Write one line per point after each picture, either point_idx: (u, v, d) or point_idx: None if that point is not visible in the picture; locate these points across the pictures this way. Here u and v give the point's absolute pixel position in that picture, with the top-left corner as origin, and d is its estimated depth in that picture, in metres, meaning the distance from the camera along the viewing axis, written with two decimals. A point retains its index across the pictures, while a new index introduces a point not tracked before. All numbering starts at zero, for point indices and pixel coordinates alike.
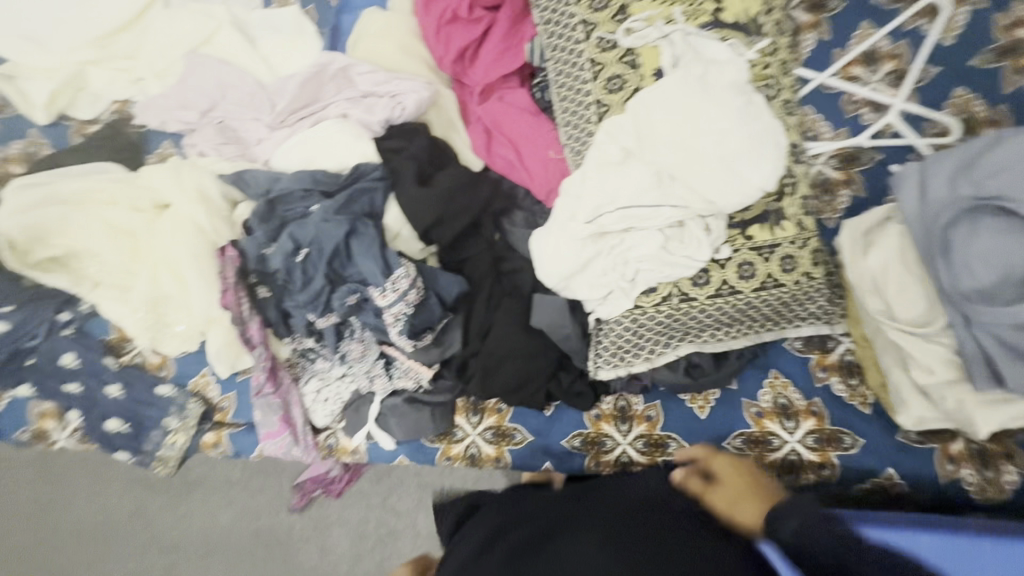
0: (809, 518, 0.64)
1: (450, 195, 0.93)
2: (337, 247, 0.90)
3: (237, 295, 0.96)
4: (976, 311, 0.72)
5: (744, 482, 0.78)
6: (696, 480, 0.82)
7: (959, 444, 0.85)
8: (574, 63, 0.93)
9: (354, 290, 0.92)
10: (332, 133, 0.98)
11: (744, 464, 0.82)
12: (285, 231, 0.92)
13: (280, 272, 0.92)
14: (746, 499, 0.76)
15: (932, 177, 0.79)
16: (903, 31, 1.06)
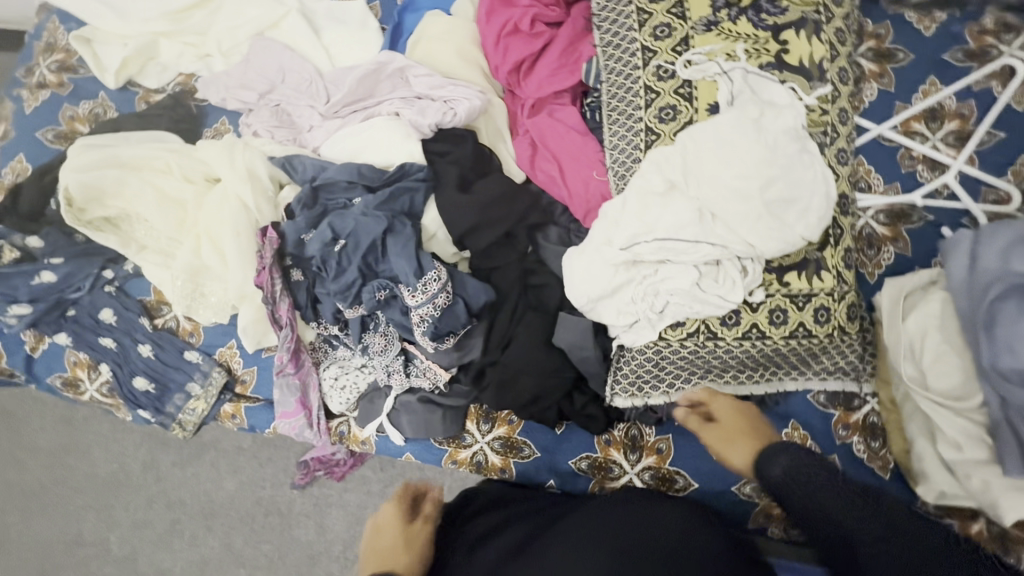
0: (798, 463, 0.73)
1: (490, 204, 0.94)
2: (373, 243, 0.92)
3: (272, 276, 0.99)
4: (1012, 394, 0.69)
5: (740, 423, 0.82)
6: (695, 418, 0.86)
7: (979, 524, 0.82)
8: (629, 88, 0.93)
9: (382, 285, 0.94)
10: (382, 130, 1.00)
11: (743, 405, 0.85)
12: (326, 219, 0.95)
13: (316, 257, 0.95)
14: (739, 439, 0.81)
15: (984, 248, 0.77)
16: (971, 92, 1.03)
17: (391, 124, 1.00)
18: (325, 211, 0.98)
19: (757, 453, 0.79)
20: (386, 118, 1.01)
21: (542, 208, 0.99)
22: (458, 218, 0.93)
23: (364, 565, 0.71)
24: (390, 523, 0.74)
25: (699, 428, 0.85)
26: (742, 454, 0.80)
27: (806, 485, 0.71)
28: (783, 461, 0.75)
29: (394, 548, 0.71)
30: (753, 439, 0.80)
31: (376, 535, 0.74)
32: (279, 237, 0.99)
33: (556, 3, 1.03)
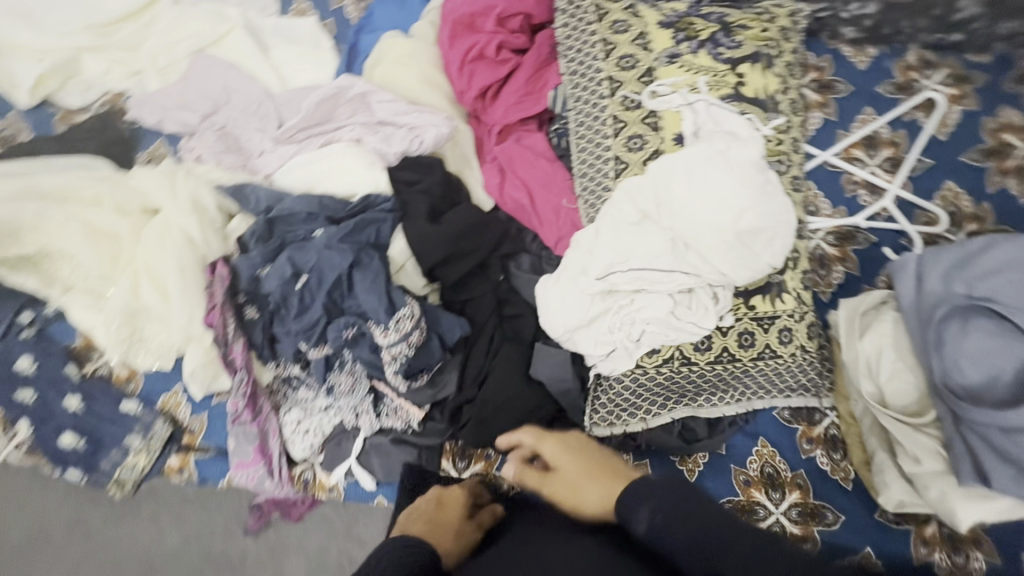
0: (663, 509, 0.66)
1: (461, 236, 0.92)
2: (339, 279, 0.88)
3: (223, 316, 0.91)
4: (965, 411, 0.72)
5: (576, 464, 0.80)
6: (532, 471, 0.83)
7: (932, 527, 0.89)
8: (597, 117, 0.93)
9: (346, 324, 0.88)
10: (344, 157, 0.95)
11: (570, 440, 0.83)
12: (286, 254, 0.89)
13: (275, 297, 0.89)
14: (583, 483, 0.78)
15: (928, 271, 0.82)
16: (901, 122, 1.12)
17: (352, 151, 0.96)
18: (284, 246, 0.91)
19: (603, 489, 0.76)
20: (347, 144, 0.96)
21: (512, 236, 0.99)
22: (427, 250, 0.91)
23: (416, 524, 0.80)
24: (452, 504, 0.83)
25: (542, 484, 0.82)
26: (593, 496, 0.76)
27: (674, 529, 0.64)
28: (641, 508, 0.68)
29: (445, 523, 0.80)
30: (598, 475, 0.78)
31: (436, 506, 0.83)
32: (231, 275, 0.91)
33: (521, 30, 1.02)
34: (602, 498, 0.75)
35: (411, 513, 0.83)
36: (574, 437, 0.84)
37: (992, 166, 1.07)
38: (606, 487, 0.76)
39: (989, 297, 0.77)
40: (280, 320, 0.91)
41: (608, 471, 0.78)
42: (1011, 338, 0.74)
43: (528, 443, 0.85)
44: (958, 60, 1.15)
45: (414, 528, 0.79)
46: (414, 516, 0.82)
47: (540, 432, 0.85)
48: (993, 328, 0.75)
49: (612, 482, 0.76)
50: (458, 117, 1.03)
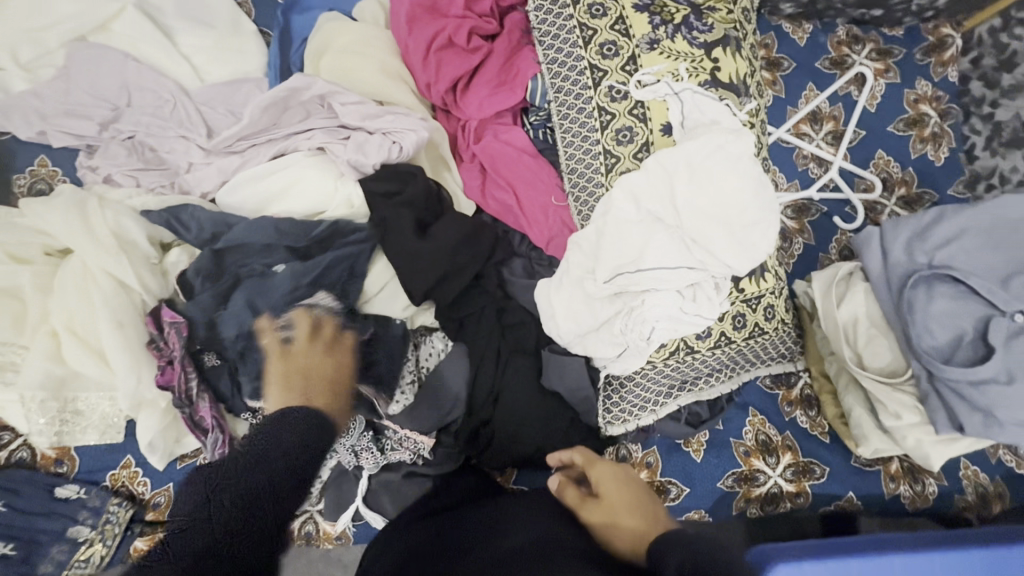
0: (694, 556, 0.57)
1: (454, 249, 0.85)
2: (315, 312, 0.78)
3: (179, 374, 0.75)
4: (940, 369, 0.81)
5: (623, 497, 0.75)
6: (573, 491, 0.79)
7: (896, 463, 1.02)
8: (582, 109, 0.89)
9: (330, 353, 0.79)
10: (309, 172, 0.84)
11: (623, 472, 0.79)
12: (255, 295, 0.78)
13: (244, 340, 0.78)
14: (624, 516, 0.72)
15: (892, 243, 0.91)
16: (838, 96, 1.20)
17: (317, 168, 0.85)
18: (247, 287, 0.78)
19: (643, 534, 0.70)
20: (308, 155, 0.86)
21: (501, 240, 0.93)
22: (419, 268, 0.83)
23: (295, 386, 0.68)
24: (343, 370, 0.73)
25: (579, 505, 0.77)
26: (629, 532, 0.70)
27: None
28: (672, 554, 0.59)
29: (331, 386, 0.70)
30: (637, 514, 0.72)
31: (330, 370, 0.72)
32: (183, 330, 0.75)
33: (490, 14, 0.94)
34: (635, 536, 0.70)
35: (288, 373, 0.70)
36: (628, 472, 0.80)
37: (913, 135, 1.20)
38: (643, 530, 0.70)
39: (947, 264, 0.87)
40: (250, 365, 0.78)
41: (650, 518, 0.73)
42: (967, 299, 0.84)
43: (578, 463, 0.83)
44: (877, 34, 1.25)
45: (312, 398, 0.67)
46: (297, 379, 0.69)
47: (592, 454, 0.82)
48: (952, 292, 0.85)
49: (650, 530, 0.70)
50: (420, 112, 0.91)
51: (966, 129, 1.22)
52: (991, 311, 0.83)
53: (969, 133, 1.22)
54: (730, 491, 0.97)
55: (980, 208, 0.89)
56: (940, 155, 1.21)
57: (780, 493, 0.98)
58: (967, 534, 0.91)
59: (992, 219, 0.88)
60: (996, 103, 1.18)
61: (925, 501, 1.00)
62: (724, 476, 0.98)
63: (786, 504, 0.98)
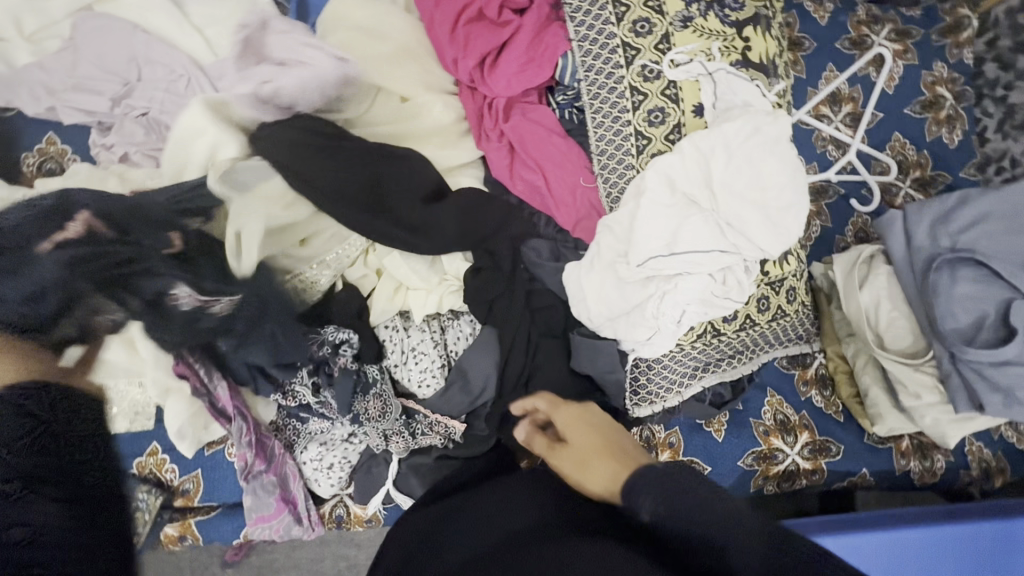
0: (664, 491, 0.54)
1: (468, 212, 0.85)
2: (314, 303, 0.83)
3: (199, 369, 0.78)
4: (962, 350, 0.83)
5: (589, 438, 0.72)
6: (543, 441, 0.78)
7: (906, 440, 1.05)
8: (614, 88, 0.87)
9: (339, 336, 0.83)
10: (286, 143, 0.81)
11: (587, 414, 0.78)
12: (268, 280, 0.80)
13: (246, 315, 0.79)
14: (588, 456, 0.70)
15: (916, 227, 0.92)
16: (857, 77, 1.19)
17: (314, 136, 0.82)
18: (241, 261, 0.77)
19: (607, 466, 0.66)
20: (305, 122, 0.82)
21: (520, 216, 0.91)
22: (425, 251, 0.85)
23: None
24: None
25: (549, 453, 0.77)
26: (594, 471, 0.67)
27: (679, 513, 0.51)
28: (641, 489, 0.55)
29: None
30: (600, 451, 0.69)
31: None
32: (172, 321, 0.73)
33: None
34: (602, 473, 0.66)
35: None
36: (592, 413, 0.78)
37: (929, 117, 1.21)
38: (607, 465, 0.66)
39: (970, 247, 0.88)
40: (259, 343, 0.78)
41: (618, 452, 0.68)
42: (990, 282, 0.86)
43: (543, 411, 0.82)
44: (896, 15, 1.25)
45: None
46: None
47: (556, 399, 0.82)
48: (976, 275, 0.87)
49: (614, 463, 0.66)
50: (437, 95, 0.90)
51: (978, 111, 1.24)
52: (1012, 294, 0.85)
53: (981, 115, 1.23)
54: (750, 469, 0.99)
55: (1002, 192, 0.90)
56: (954, 137, 1.22)
57: (797, 471, 1.01)
58: (972, 508, 0.95)
59: (1014, 204, 0.90)
60: (1010, 86, 1.19)
61: (933, 475, 1.04)
62: (744, 455, 1.00)
63: (801, 480, 1.01)
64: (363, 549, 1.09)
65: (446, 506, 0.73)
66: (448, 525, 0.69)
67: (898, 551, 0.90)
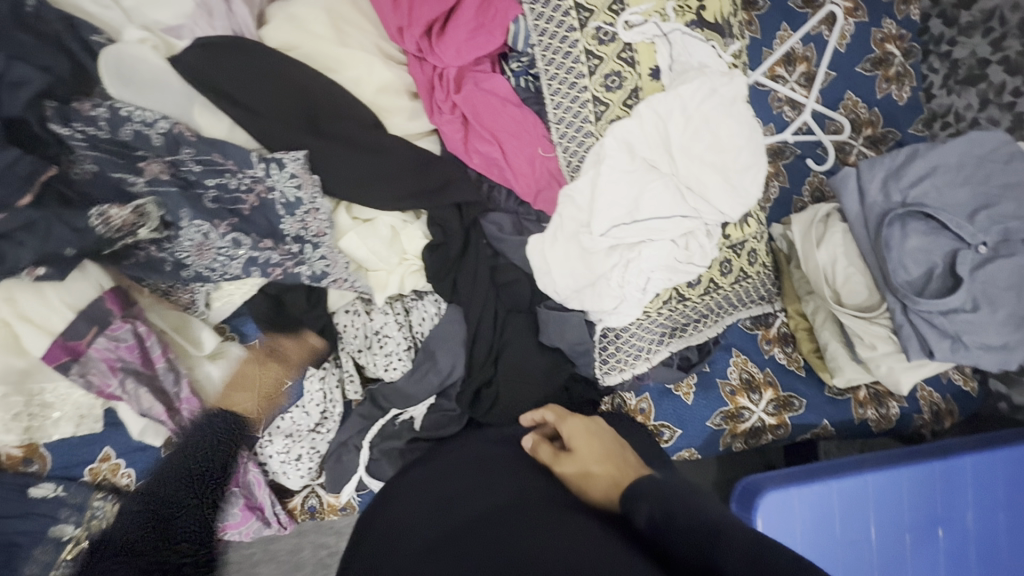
0: (666, 499, 0.54)
1: (424, 165, 0.82)
2: (220, 163, 0.70)
3: (129, 388, 0.71)
4: (913, 300, 0.86)
5: (595, 448, 0.71)
6: (545, 447, 0.76)
7: (864, 390, 1.09)
8: (569, 53, 0.84)
9: (267, 167, 0.72)
10: (205, 43, 0.72)
11: (595, 427, 0.76)
12: (207, 183, 0.70)
13: (167, 250, 0.70)
14: (595, 467, 0.68)
15: (869, 183, 0.94)
16: (810, 36, 1.20)
17: (212, 92, 0.72)
18: (159, 153, 0.68)
19: (617, 480, 0.65)
20: (188, 70, 0.70)
21: (464, 176, 0.86)
22: (396, 194, 0.79)
23: None
24: None
25: (553, 460, 0.73)
26: (601, 482, 0.66)
27: (676, 521, 0.51)
28: (645, 500, 0.55)
29: None
30: (610, 465, 0.67)
31: None
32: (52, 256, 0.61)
33: None
34: (608, 484, 0.65)
35: None
36: (600, 427, 0.77)
37: (879, 74, 1.22)
38: (616, 477, 0.65)
39: (919, 201, 0.91)
40: (215, 257, 0.71)
41: (624, 466, 0.67)
42: (938, 233, 0.89)
43: (550, 422, 0.81)
44: None
45: None
46: None
47: (564, 412, 0.81)
48: (925, 227, 0.90)
49: (622, 477, 0.65)
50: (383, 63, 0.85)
51: (924, 67, 1.27)
52: (958, 244, 0.88)
53: (927, 72, 1.27)
54: (718, 428, 1.02)
55: (949, 145, 0.93)
56: (903, 94, 1.25)
57: (762, 427, 1.04)
58: (922, 450, 1.01)
59: (961, 157, 0.93)
60: (954, 41, 1.22)
61: (888, 421, 1.09)
62: (713, 415, 1.02)
63: (767, 435, 1.05)
64: (340, 536, 1.09)
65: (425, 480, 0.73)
66: (432, 498, 0.69)
67: (856, 496, 0.94)
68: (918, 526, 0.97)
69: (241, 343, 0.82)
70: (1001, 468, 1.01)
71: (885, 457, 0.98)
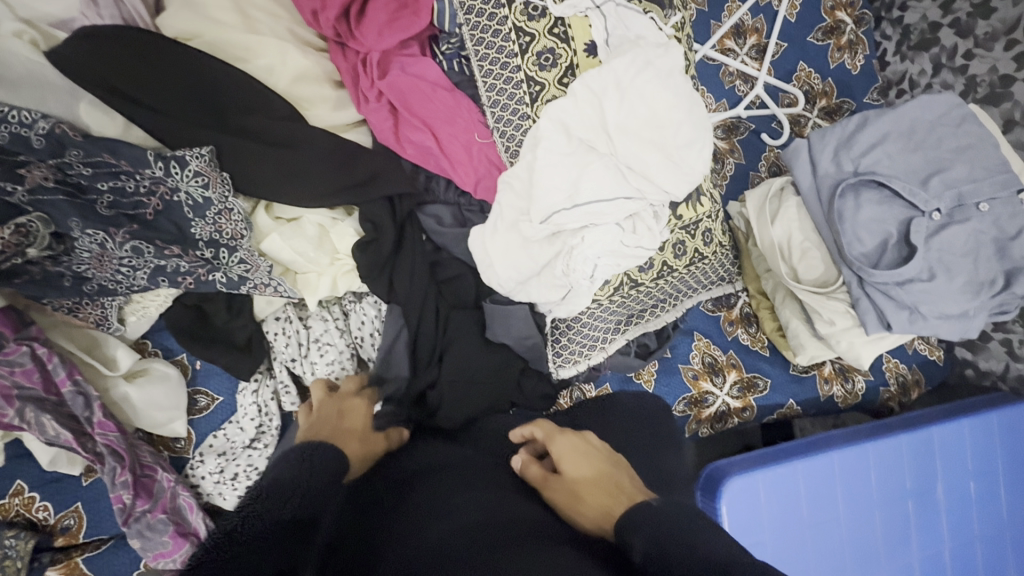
0: (663, 529, 0.49)
1: (349, 157, 0.76)
2: (110, 162, 0.63)
3: (29, 416, 0.65)
4: (867, 273, 0.84)
5: (589, 469, 0.65)
6: (536, 468, 0.69)
7: (829, 366, 1.08)
8: (498, 31, 0.79)
9: (167, 165, 0.66)
10: (95, 37, 0.66)
11: (588, 447, 0.70)
12: (100, 188, 0.63)
13: (64, 264, 0.65)
14: (587, 491, 0.61)
15: (819, 154, 0.91)
16: (759, 7, 1.16)
17: (106, 91, 0.66)
18: (42, 158, 0.61)
19: (614, 504, 0.58)
20: (74, 71, 0.65)
21: (394, 170, 0.80)
22: (319, 190, 0.74)
23: None
24: None
25: (542, 484, 0.66)
26: (592, 510, 0.59)
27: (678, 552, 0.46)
28: (642, 529, 0.50)
29: None
30: (602, 487, 0.61)
31: None
32: None
33: None
34: (603, 507, 0.58)
35: None
36: (591, 444, 0.71)
37: (831, 43, 1.20)
38: (610, 499, 0.59)
39: (871, 169, 0.88)
40: (118, 268, 0.67)
41: (619, 489, 0.61)
42: (891, 202, 0.87)
43: (540, 440, 0.74)
44: None
45: None
46: None
47: (553, 428, 0.74)
48: (878, 196, 0.87)
49: (615, 504, 0.58)
50: (300, 52, 0.78)
51: (877, 34, 1.24)
52: (911, 212, 0.86)
53: (881, 39, 1.24)
54: (682, 415, 0.99)
55: (899, 111, 0.90)
56: (856, 63, 1.22)
57: (727, 411, 1.02)
58: (891, 424, 1.00)
59: (912, 122, 0.90)
60: (905, 6, 1.19)
61: (854, 397, 1.08)
62: (676, 402, 0.99)
63: (733, 419, 1.02)
64: None
65: (385, 491, 0.63)
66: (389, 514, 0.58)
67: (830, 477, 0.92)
68: (888, 502, 0.95)
69: (164, 359, 0.77)
70: (970, 438, 0.99)
71: (849, 432, 0.97)
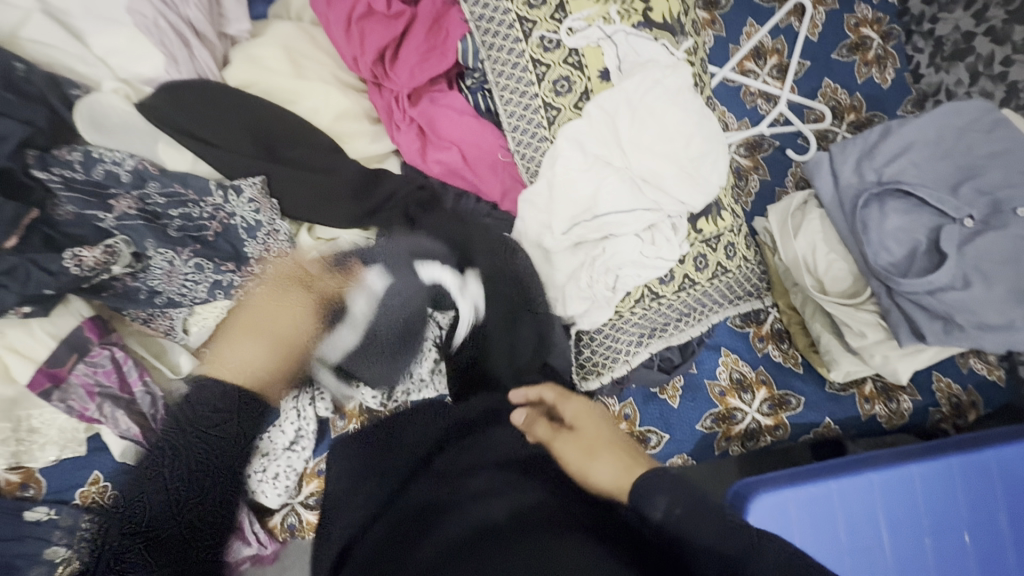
0: (679, 494, 0.53)
1: (381, 177, 0.87)
2: (181, 191, 0.76)
3: (106, 411, 0.74)
4: (897, 282, 0.82)
5: (600, 435, 0.71)
6: (543, 426, 0.70)
7: (870, 385, 1.03)
8: (516, 64, 0.85)
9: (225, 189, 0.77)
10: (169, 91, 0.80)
11: (594, 410, 0.78)
12: (172, 215, 0.76)
13: (141, 280, 0.75)
14: (605, 450, 0.68)
15: (841, 166, 0.91)
16: (779, 29, 1.18)
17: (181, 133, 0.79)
18: (127, 189, 0.75)
19: (630, 466, 0.64)
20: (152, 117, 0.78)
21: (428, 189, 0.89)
22: (354, 211, 0.82)
23: None
24: None
25: (552, 437, 0.67)
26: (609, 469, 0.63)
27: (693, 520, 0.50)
28: (662, 494, 0.54)
29: None
30: (619, 448, 0.68)
31: None
32: None
33: None
34: (617, 470, 0.62)
35: None
36: (591, 407, 0.79)
37: (858, 59, 1.20)
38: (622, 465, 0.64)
39: (896, 179, 0.87)
40: (184, 282, 0.76)
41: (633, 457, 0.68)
42: (918, 210, 0.86)
43: (546, 402, 0.76)
44: None
45: None
46: None
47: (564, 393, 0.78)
48: (904, 205, 0.86)
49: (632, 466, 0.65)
50: (342, 93, 0.89)
51: (909, 48, 1.23)
52: (942, 219, 0.84)
53: (913, 52, 1.22)
54: (709, 431, 0.98)
55: (924, 119, 0.90)
56: (886, 77, 1.21)
57: (759, 429, 0.99)
58: (941, 445, 0.94)
59: (938, 130, 0.89)
60: (936, 18, 1.18)
61: (901, 417, 1.02)
62: (702, 417, 0.98)
63: (765, 437, 1.00)
64: None
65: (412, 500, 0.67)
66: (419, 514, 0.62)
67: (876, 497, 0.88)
68: (939, 531, 0.89)
69: None
70: None
71: (895, 453, 0.92)
